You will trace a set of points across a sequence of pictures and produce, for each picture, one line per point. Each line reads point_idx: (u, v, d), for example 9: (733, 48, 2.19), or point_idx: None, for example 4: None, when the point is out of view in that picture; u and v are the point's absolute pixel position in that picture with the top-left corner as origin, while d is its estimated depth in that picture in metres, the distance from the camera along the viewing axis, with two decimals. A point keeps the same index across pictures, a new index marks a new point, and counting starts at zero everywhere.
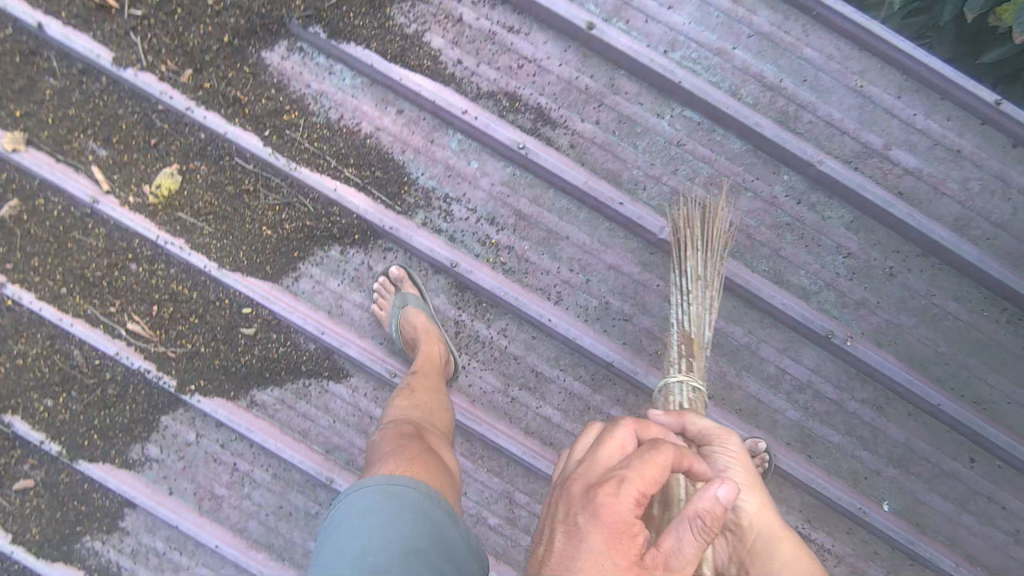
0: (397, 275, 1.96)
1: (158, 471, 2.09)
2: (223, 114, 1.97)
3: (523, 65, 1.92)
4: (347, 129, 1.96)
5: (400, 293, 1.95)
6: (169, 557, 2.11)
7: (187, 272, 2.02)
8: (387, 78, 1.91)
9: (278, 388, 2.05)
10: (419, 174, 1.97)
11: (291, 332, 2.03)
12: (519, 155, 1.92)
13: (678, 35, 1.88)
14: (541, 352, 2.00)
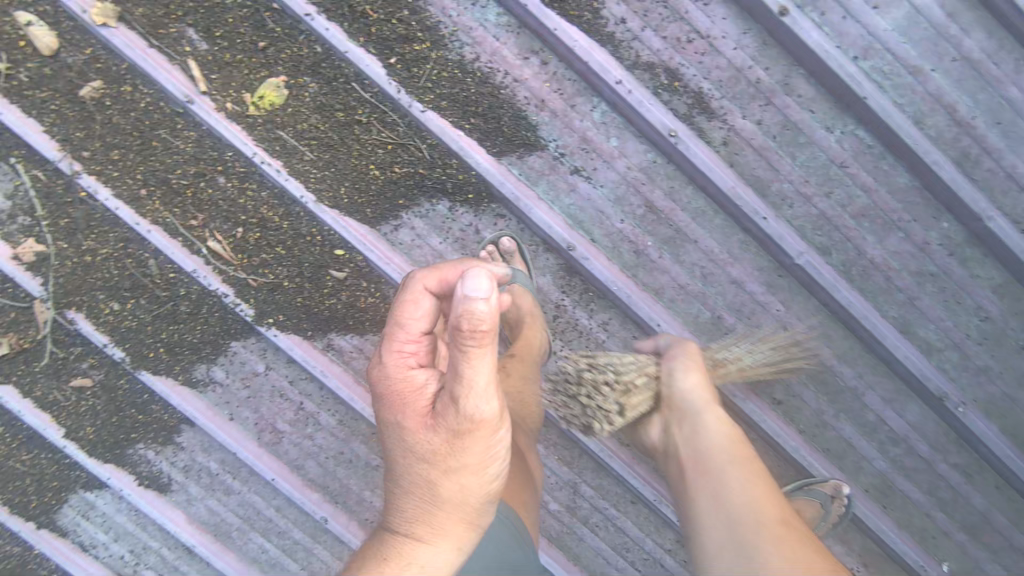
0: (508, 247, 1.81)
1: (221, 395, 2.03)
2: (345, 26, 1.71)
3: (694, 39, 1.68)
4: (480, 73, 1.73)
5: (508, 267, 1.81)
6: (223, 477, 2.13)
7: (279, 199, 1.84)
8: (542, 26, 1.68)
9: (358, 336, 1.94)
10: (552, 141, 1.76)
11: (381, 283, 1.89)
12: (667, 144, 1.71)
13: (877, 42, 1.65)
14: None
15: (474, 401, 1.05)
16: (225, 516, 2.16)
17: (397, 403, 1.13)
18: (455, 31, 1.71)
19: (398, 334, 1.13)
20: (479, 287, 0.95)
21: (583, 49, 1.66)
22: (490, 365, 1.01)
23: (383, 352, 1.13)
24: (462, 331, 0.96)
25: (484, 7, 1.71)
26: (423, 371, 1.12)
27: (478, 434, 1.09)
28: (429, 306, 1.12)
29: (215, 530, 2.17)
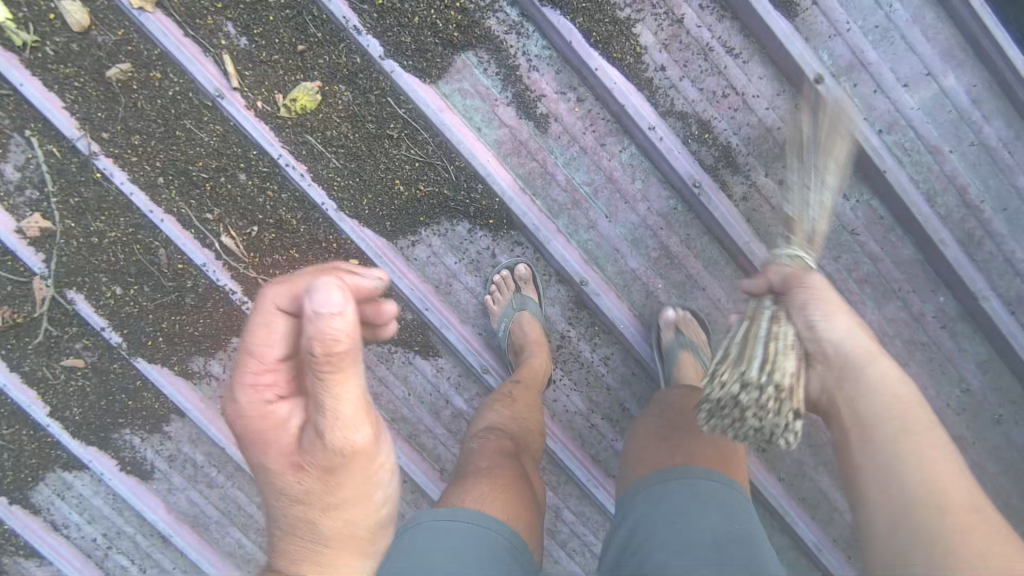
0: (522, 274, 1.84)
1: (216, 389, 2.02)
2: (384, 39, 1.70)
3: (728, 94, 1.72)
4: (517, 102, 1.75)
5: (519, 293, 1.84)
6: (209, 470, 2.11)
7: (299, 203, 1.82)
8: (582, 63, 1.68)
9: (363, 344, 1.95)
10: (577, 177, 1.78)
11: (393, 297, 1.88)
12: (690, 193, 1.75)
13: (901, 118, 1.70)
14: (636, 390, 1.93)
15: (340, 432, 0.87)
16: (206, 508, 2.14)
17: (257, 441, 0.92)
18: (496, 58, 1.73)
19: (252, 359, 0.90)
20: (330, 301, 0.77)
21: (620, 89, 1.68)
22: (355, 398, 0.86)
23: (236, 389, 0.91)
24: (314, 358, 0.79)
25: (528, 37, 1.71)
26: (287, 401, 0.92)
27: (352, 469, 0.90)
28: (285, 330, 0.90)
29: (194, 522, 2.15)
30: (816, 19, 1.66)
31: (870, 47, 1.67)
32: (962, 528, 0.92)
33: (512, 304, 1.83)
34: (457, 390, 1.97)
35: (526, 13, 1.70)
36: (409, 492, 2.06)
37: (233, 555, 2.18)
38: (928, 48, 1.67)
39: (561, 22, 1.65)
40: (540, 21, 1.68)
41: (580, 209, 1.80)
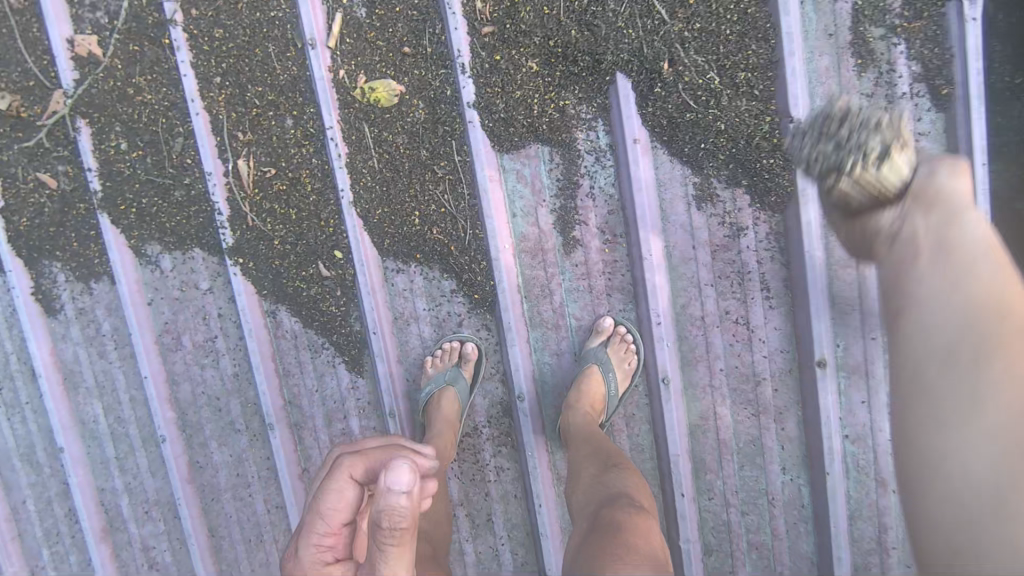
0: (468, 353, 1.82)
1: (154, 279, 2.00)
2: (481, 90, 1.68)
3: (739, 323, 1.71)
4: (559, 213, 1.75)
5: (456, 370, 1.81)
6: (107, 341, 2.10)
7: (322, 175, 1.82)
8: (633, 219, 1.68)
9: (302, 324, 1.93)
10: (570, 306, 1.79)
11: (352, 302, 1.88)
12: (654, 380, 1.76)
13: (870, 438, 1.69)
14: (507, 509, 1.95)
15: None
16: (86, 371, 2.13)
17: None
18: (564, 167, 1.72)
19: (316, 521, 1.03)
20: (401, 481, 0.88)
21: (650, 263, 1.68)
22: (406, 567, 0.95)
23: (300, 547, 1.03)
24: (382, 530, 0.90)
25: (603, 168, 1.71)
26: (341, 564, 1.02)
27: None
28: (353, 497, 1.03)
29: (68, 377, 2.14)
30: (851, 313, 1.64)
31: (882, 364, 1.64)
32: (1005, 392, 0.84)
33: (446, 374, 1.81)
34: (358, 413, 1.97)
35: (614, 143, 1.69)
36: (267, 468, 2.08)
37: (83, 424, 2.17)
38: None
39: (636, 174, 1.65)
40: (620, 161, 1.68)
41: (555, 333, 1.82)
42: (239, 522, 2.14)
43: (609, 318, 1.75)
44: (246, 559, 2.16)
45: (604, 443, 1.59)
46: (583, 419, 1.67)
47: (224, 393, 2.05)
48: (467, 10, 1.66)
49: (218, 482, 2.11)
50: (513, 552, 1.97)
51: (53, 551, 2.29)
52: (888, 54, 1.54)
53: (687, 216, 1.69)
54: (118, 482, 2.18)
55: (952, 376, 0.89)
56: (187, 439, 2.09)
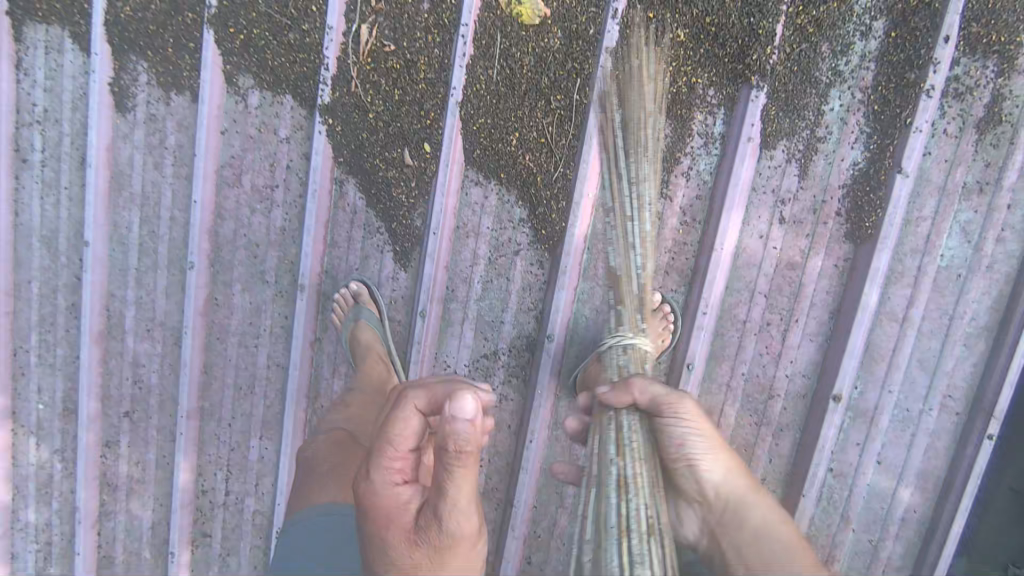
0: (352, 293, 1.95)
1: (236, 110, 1.99)
2: (623, 40, 1.71)
3: (775, 338, 1.77)
4: (650, 183, 1.77)
5: (358, 306, 1.92)
6: (165, 155, 2.07)
7: (440, 68, 1.83)
8: (718, 211, 1.73)
9: (365, 202, 1.95)
10: (627, 269, 1.82)
11: (423, 198, 1.91)
12: (679, 364, 1.81)
13: (852, 476, 1.77)
14: (497, 440, 2.01)
15: (453, 510, 1.10)
16: (135, 177, 2.10)
17: (384, 522, 1.15)
18: (672, 140, 1.75)
19: (387, 449, 1.18)
20: (465, 409, 1.08)
21: (717, 256, 1.73)
22: (468, 485, 1.11)
23: (373, 468, 1.18)
24: (449, 454, 1.07)
25: (708, 154, 1.74)
26: (410, 487, 1.17)
27: (460, 541, 1.13)
28: (416, 427, 1.17)
29: (114, 176, 2.11)
30: (879, 364, 1.72)
31: (887, 416, 1.73)
32: (774, 520, 1.32)
33: (352, 317, 1.93)
34: (387, 302, 1.98)
35: (726, 134, 1.72)
36: (280, 327, 2.09)
37: (114, 227, 2.14)
38: (919, 461, 1.74)
39: (738, 169, 1.69)
40: (728, 153, 1.72)
41: (603, 292, 1.87)
42: (236, 368, 2.15)
43: (658, 293, 1.80)
44: (230, 405, 2.19)
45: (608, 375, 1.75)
46: (605, 371, 1.75)
47: (265, 242, 2.05)
48: None
49: (229, 324, 2.13)
50: (488, 477, 2.03)
51: (42, 337, 2.28)
52: (1009, 141, 1.62)
53: (766, 226, 1.74)
54: (130, 292, 2.18)
55: (750, 533, 1.30)
56: (214, 274, 2.10)
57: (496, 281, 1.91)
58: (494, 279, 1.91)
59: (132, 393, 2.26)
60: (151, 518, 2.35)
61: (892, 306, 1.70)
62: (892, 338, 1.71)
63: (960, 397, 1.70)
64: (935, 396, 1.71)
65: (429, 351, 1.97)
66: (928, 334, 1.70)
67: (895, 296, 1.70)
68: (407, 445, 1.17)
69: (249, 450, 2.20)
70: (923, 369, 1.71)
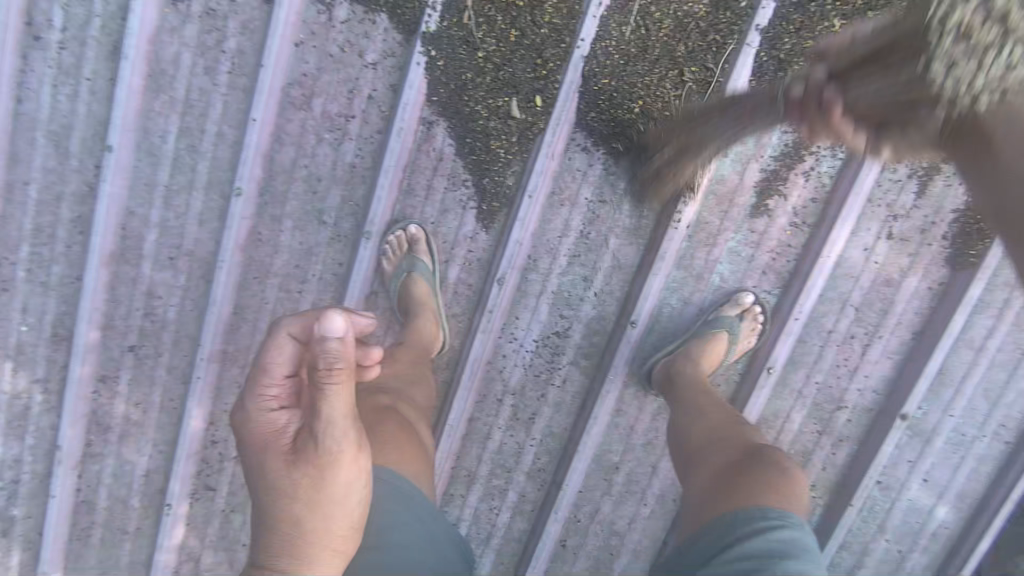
0: (409, 236, 1.81)
1: (316, 23, 1.75)
2: (773, 23, 1.63)
3: (855, 349, 1.78)
4: (766, 176, 1.72)
5: (412, 254, 1.79)
6: (221, 61, 1.80)
7: (569, 15, 1.67)
8: (831, 218, 1.71)
9: (457, 150, 1.78)
10: (723, 264, 1.79)
11: (524, 155, 1.77)
12: (760, 366, 1.82)
13: (897, 492, 1.82)
14: (552, 416, 1.89)
15: (335, 432, 0.92)
16: (179, 79, 1.81)
17: (256, 451, 0.97)
18: (798, 136, 1.70)
19: (258, 375, 0.97)
20: (334, 323, 0.90)
21: (820, 263, 1.72)
22: (345, 402, 0.92)
23: (246, 398, 0.98)
24: (318, 372, 0.90)
25: (831, 156, 1.71)
26: (284, 413, 0.97)
27: (341, 467, 0.94)
28: (290, 354, 0.96)
29: (153, 74, 1.81)
30: (948, 386, 1.76)
31: (942, 438, 1.79)
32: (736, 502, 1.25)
33: (403, 264, 1.80)
34: (462, 264, 1.85)
35: None
36: (330, 273, 1.90)
37: (145, 133, 1.85)
38: (961, 482, 1.81)
39: (862, 178, 1.67)
40: (853, 159, 1.69)
41: (695, 282, 1.81)
42: (272, 312, 1.94)
43: (751, 296, 1.77)
44: (259, 352, 1.97)
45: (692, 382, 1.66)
46: (696, 373, 1.70)
47: (329, 178, 1.84)
48: None
49: (272, 263, 1.90)
50: (536, 457, 1.91)
51: (34, 250, 1.95)
52: None
53: (872, 238, 1.73)
54: (155, 211, 1.90)
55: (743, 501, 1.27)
56: (262, 204, 1.86)
57: (584, 256, 1.81)
58: (583, 253, 1.81)
59: (141, 326, 1.98)
60: (146, 465, 2.08)
61: (973, 333, 1.74)
62: (965, 361, 1.75)
63: (1014, 427, 1.76)
64: (991, 425, 1.77)
65: (499, 323, 1.85)
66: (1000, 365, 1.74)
67: (978, 323, 1.73)
68: (280, 375, 0.97)
69: None
70: (986, 399, 1.76)
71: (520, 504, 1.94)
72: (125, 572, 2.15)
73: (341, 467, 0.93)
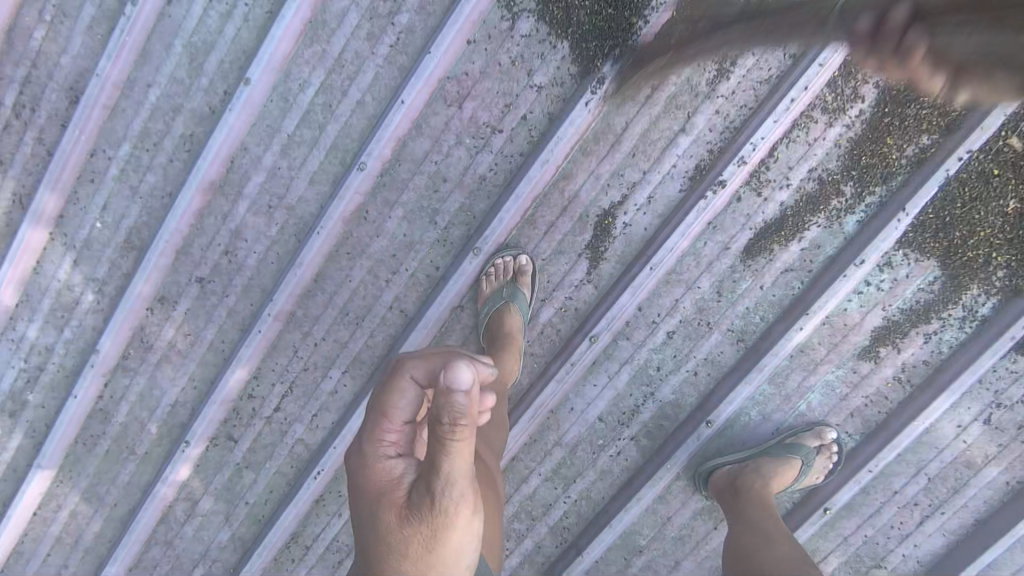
0: (517, 264, 1.75)
1: (497, 27, 1.67)
2: (955, 182, 1.57)
3: (914, 514, 1.77)
4: (887, 323, 1.68)
5: (515, 284, 1.74)
6: (387, 31, 1.72)
7: (749, 107, 1.63)
8: (939, 386, 1.68)
9: (596, 198, 1.72)
10: (815, 394, 1.76)
11: (657, 228, 1.72)
12: (816, 501, 1.81)
13: None
14: (593, 483, 1.90)
15: (450, 490, 0.96)
16: (338, 35, 1.74)
17: (373, 496, 1.06)
18: (933, 298, 1.65)
19: (383, 420, 1.10)
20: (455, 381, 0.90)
21: (912, 427, 1.70)
22: (465, 463, 0.97)
23: (365, 440, 1.10)
24: (440, 427, 0.93)
25: (958, 327, 1.66)
26: (402, 460, 1.07)
27: (454, 527, 0.99)
28: (410, 398, 1.08)
29: (314, 23, 1.73)
30: None
31: None
32: None
33: (503, 291, 1.74)
34: (557, 307, 1.80)
35: (989, 317, 1.64)
36: (424, 275, 1.85)
37: (285, 76, 1.77)
38: None
39: (985, 360, 1.63)
40: (983, 339, 1.64)
41: (779, 401, 1.78)
42: (351, 291, 1.89)
43: (834, 433, 1.73)
44: (326, 325, 1.92)
45: (779, 524, 1.55)
46: (762, 487, 1.67)
47: (454, 182, 1.77)
48: (1020, 115, 1.51)
49: (368, 245, 1.85)
50: (564, 516, 1.93)
51: (134, 152, 1.86)
52: None
53: (969, 419, 1.69)
54: (268, 156, 1.83)
55: None
56: (380, 187, 1.80)
57: (680, 341, 1.77)
58: (679, 336, 1.77)
59: (216, 263, 1.92)
60: (175, 395, 2.05)
61: None
62: (1019, 561, 1.73)
63: None
64: None
65: (576, 376, 1.82)
66: None
67: None
68: (400, 418, 1.10)
69: (324, 378, 1.97)
70: None
71: (533, 553, 1.97)
72: (123, 488, 2.12)
73: (453, 522, 0.98)
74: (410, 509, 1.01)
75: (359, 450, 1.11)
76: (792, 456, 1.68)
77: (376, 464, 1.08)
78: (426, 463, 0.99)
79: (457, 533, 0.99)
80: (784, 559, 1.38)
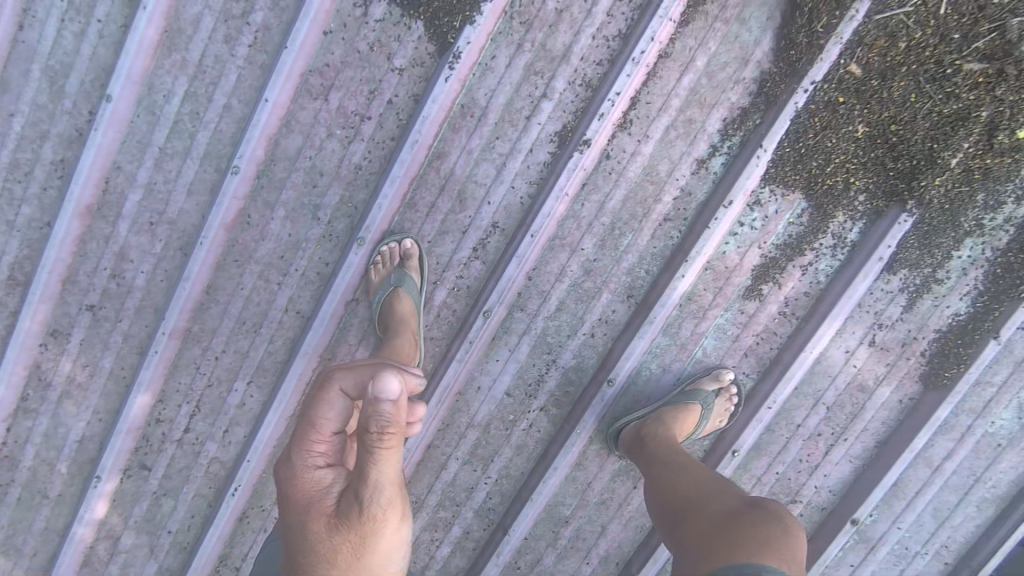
0: (403, 249, 1.74)
1: (351, 16, 1.69)
2: (805, 113, 1.61)
3: (820, 446, 1.81)
4: (768, 259, 1.72)
5: (403, 270, 1.72)
6: (244, 34, 1.73)
7: (605, 64, 1.66)
8: (822, 314, 1.72)
9: (471, 173, 1.73)
10: (709, 338, 1.79)
11: (533, 196, 1.74)
12: (726, 446, 1.83)
13: None
14: (511, 459, 1.89)
15: (377, 498, 0.93)
16: (195, 42, 1.74)
17: (301, 509, 1.00)
18: (805, 229, 1.70)
19: (309, 432, 1.04)
20: (387, 388, 0.90)
21: (803, 359, 1.73)
22: (394, 471, 0.94)
23: (292, 452, 1.04)
24: (369, 436, 0.91)
25: (833, 255, 1.71)
26: (333, 470, 1.02)
27: (383, 536, 0.95)
28: (340, 408, 1.03)
29: (170, 32, 1.73)
30: (900, 499, 1.79)
31: (888, 547, 1.82)
32: None
33: (391, 278, 1.72)
34: (450, 287, 1.81)
35: (860, 242, 1.69)
36: (315, 273, 1.84)
37: (148, 90, 1.76)
38: None
39: (859, 285, 1.68)
40: (856, 262, 1.69)
41: (677, 352, 1.81)
42: (245, 299, 1.86)
43: (731, 374, 1.76)
44: (224, 336, 1.89)
45: (684, 457, 1.55)
46: (665, 432, 1.65)
47: (331, 175, 1.77)
48: (855, 43, 1.56)
49: (255, 249, 1.83)
50: (487, 496, 1.91)
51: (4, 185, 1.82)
52: None
53: (856, 343, 1.75)
54: (142, 172, 1.80)
55: None
56: (258, 188, 1.79)
57: (573, 304, 1.79)
58: (572, 300, 1.78)
59: (105, 287, 1.89)
60: (81, 429, 1.98)
61: (933, 453, 1.77)
62: (923, 478, 1.78)
63: (955, 551, 1.81)
64: (935, 544, 1.81)
65: (476, 354, 1.82)
66: (953, 486, 1.78)
67: (938, 445, 1.76)
68: (329, 429, 1.04)
69: (230, 391, 1.94)
70: (936, 518, 1.80)
71: (463, 539, 1.94)
72: (39, 535, 2.04)
73: (383, 532, 0.95)
74: (338, 518, 0.96)
75: (287, 464, 1.04)
76: (691, 405, 1.69)
77: (305, 478, 1.01)
78: (357, 473, 0.94)
79: (386, 543, 0.96)
80: (698, 490, 1.36)
